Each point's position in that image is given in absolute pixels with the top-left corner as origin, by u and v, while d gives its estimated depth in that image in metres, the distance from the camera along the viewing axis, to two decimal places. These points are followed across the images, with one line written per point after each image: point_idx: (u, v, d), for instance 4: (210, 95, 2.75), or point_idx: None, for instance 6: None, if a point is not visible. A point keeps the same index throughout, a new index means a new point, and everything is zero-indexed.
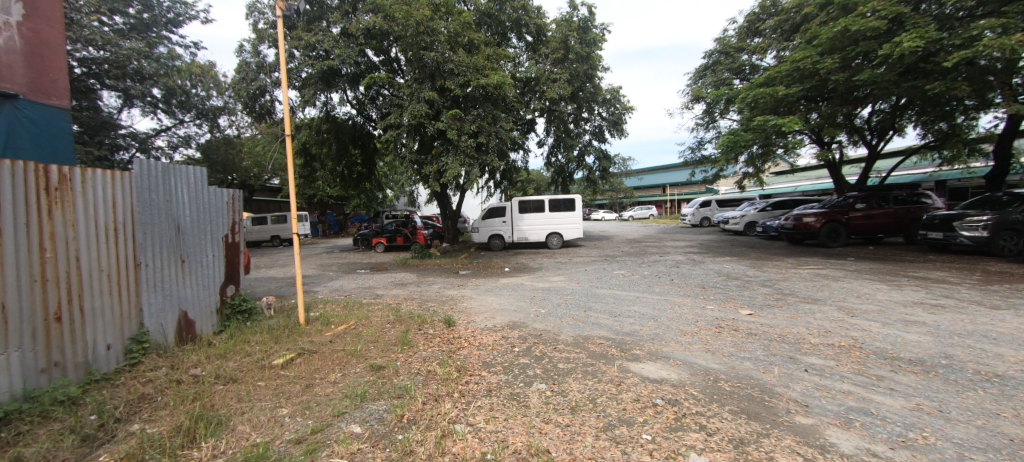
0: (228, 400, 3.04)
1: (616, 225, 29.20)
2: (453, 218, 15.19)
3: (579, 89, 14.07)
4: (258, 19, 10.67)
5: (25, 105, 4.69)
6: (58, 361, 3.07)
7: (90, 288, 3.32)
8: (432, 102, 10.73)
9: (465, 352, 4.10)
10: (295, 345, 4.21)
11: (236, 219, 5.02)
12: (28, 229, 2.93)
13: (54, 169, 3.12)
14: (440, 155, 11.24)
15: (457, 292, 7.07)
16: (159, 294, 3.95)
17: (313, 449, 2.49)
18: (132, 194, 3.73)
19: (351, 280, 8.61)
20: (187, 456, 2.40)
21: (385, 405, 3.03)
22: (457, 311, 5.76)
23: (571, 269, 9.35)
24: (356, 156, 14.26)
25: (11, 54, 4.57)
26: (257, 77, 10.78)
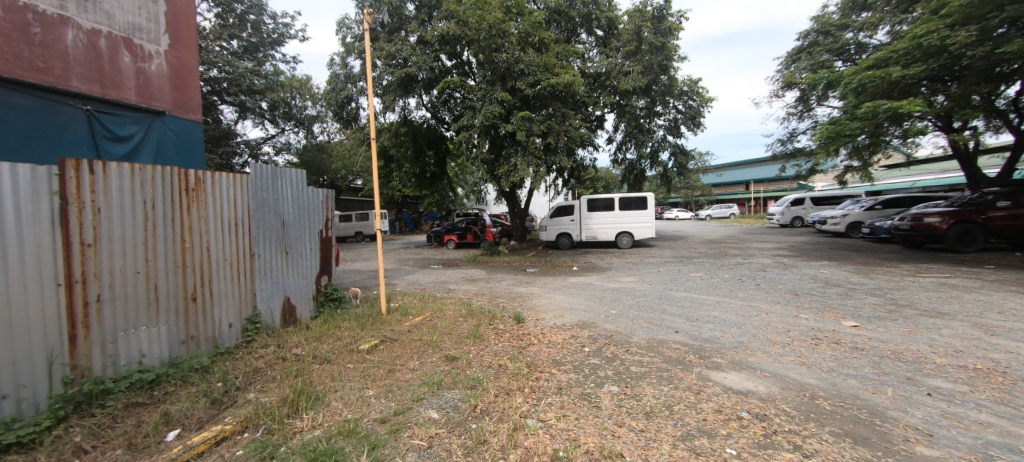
0: (324, 379, 3.37)
1: (691, 224, 27.55)
2: (521, 217, 15.33)
3: (653, 82, 13.46)
4: (346, 34, 11.66)
5: (169, 119, 5.62)
6: (194, 335, 3.65)
7: (217, 274, 3.89)
8: (503, 102, 10.94)
9: (535, 349, 4.12)
10: (378, 332, 4.55)
11: (330, 216, 5.55)
12: (173, 223, 3.51)
13: (192, 172, 3.69)
14: (510, 156, 11.43)
15: (526, 289, 7.14)
16: (269, 281, 4.50)
17: (397, 429, 2.67)
18: (249, 193, 4.28)
19: (426, 274, 9.10)
20: (292, 425, 2.72)
21: (460, 394, 3.16)
22: (526, 308, 5.82)
23: (643, 269, 8.98)
24: (431, 157, 14.98)
25: (160, 78, 5.49)
26: (345, 87, 11.75)
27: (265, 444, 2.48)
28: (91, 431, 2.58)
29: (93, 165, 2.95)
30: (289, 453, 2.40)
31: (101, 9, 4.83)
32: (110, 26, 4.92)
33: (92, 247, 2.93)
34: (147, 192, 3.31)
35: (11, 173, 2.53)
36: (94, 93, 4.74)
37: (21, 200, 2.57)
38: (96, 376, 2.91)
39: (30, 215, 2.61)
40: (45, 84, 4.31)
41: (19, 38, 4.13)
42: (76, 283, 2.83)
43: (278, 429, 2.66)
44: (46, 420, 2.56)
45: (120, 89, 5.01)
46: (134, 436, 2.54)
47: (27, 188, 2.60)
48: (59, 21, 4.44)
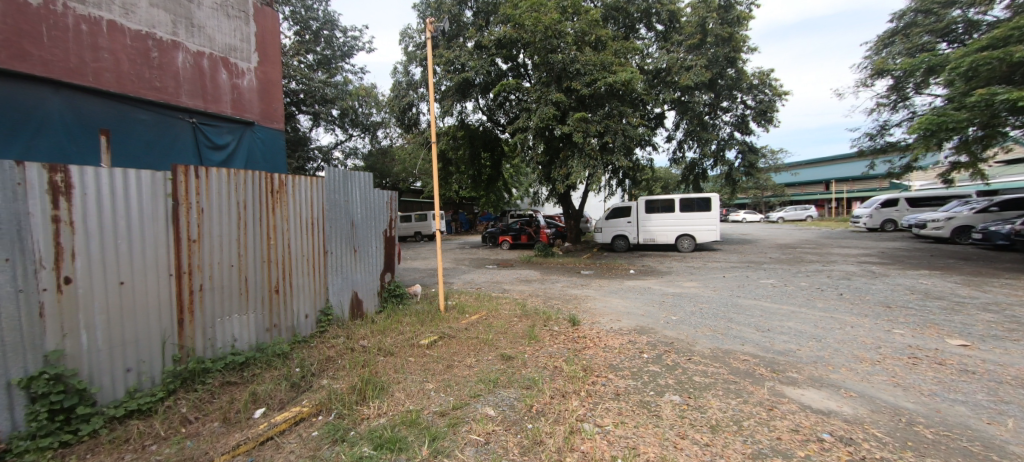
0: (388, 370, 3.56)
1: (760, 227, 25.60)
2: (576, 218, 15.15)
3: (717, 76, 12.72)
4: (409, 44, 12.26)
5: (257, 129, 6.27)
6: (277, 324, 4.03)
7: (296, 269, 4.26)
8: (559, 103, 10.90)
9: (591, 353, 4.05)
10: (437, 328, 4.73)
11: (393, 216, 5.86)
12: (260, 222, 3.89)
13: (277, 176, 4.07)
14: (566, 158, 11.35)
15: (581, 292, 7.04)
16: (339, 277, 4.84)
17: (455, 423, 2.76)
18: (324, 195, 4.64)
19: (481, 274, 9.30)
20: (360, 411, 2.90)
21: (515, 393, 3.19)
22: (582, 311, 5.74)
23: (706, 274, 8.49)
24: (486, 160, 15.28)
25: (251, 92, 6.13)
26: (407, 94, 12.34)
27: (337, 428, 2.68)
28: (195, 404, 2.95)
29: (198, 171, 3.34)
30: (357, 438, 2.57)
31: (204, 33, 5.46)
32: (211, 48, 5.56)
33: (196, 242, 3.33)
34: (240, 195, 3.70)
35: (135, 178, 2.94)
36: (199, 107, 5.40)
37: (142, 201, 2.99)
38: (198, 356, 3.32)
39: (148, 214, 3.02)
40: (162, 101, 4.98)
41: (142, 62, 4.79)
42: (184, 274, 3.24)
43: (349, 414, 2.85)
44: (160, 392, 2.96)
45: (218, 103, 5.65)
46: (228, 411, 2.86)
47: (147, 191, 3.01)
48: (171, 46, 5.09)
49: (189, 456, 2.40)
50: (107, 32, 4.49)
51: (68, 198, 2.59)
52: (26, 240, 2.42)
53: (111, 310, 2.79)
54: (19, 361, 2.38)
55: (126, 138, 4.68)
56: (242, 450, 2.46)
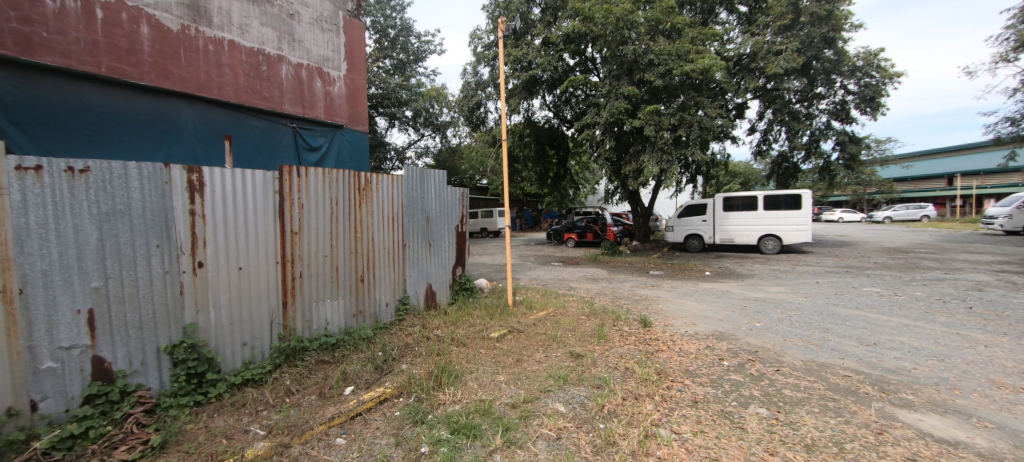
0: (461, 360, 3.72)
1: (861, 227, 22.61)
2: (645, 216, 14.55)
3: (812, 59, 11.48)
4: (478, 45, 12.58)
5: (345, 132, 6.84)
6: (362, 310, 4.38)
7: (378, 260, 4.59)
8: (630, 97, 10.52)
9: (665, 356, 3.88)
10: (506, 322, 4.83)
11: (465, 213, 6.06)
12: (349, 217, 4.24)
13: (363, 175, 4.40)
14: (637, 153, 10.96)
15: (651, 292, 6.77)
16: (415, 269, 5.14)
17: (527, 416, 2.80)
18: (403, 192, 4.92)
19: (547, 270, 9.32)
20: (437, 396, 3.06)
21: (585, 391, 3.16)
22: (653, 312, 5.51)
23: (795, 279, 7.70)
24: (553, 157, 15.23)
25: (341, 98, 6.69)
26: (475, 94, 12.67)
27: (417, 410, 2.85)
28: (297, 377, 3.32)
29: (300, 170, 3.72)
30: (435, 421, 2.72)
31: (303, 47, 6.06)
32: (309, 59, 6.16)
33: (298, 234, 3.72)
34: (333, 192, 4.07)
35: (251, 177, 3.36)
36: (298, 114, 6.02)
37: (256, 198, 3.41)
38: (299, 335, 3.72)
39: (260, 208, 3.44)
40: (269, 110, 5.64)
41: (254, 75, 5.46)
42: (288, 262, 3.64)
43: (427, 398, 3.02)
44: (269, 365, 3.38)
45: (313, 109, 6.25)
46: (323, 387, 3.18)
47: (259, 188, 3.43)
48: (276, 59, 5.73)
49: (294, 423, 2.70)
50: (228, 51, 5.17)
51: (201, 195, 3.04)
52: (171, 229, 2.88)
53: (232, 291, 3.23)
54: (165, 331, 2.85)
55: (242, 142, 5.38)
56: (336, 422, 2.73)
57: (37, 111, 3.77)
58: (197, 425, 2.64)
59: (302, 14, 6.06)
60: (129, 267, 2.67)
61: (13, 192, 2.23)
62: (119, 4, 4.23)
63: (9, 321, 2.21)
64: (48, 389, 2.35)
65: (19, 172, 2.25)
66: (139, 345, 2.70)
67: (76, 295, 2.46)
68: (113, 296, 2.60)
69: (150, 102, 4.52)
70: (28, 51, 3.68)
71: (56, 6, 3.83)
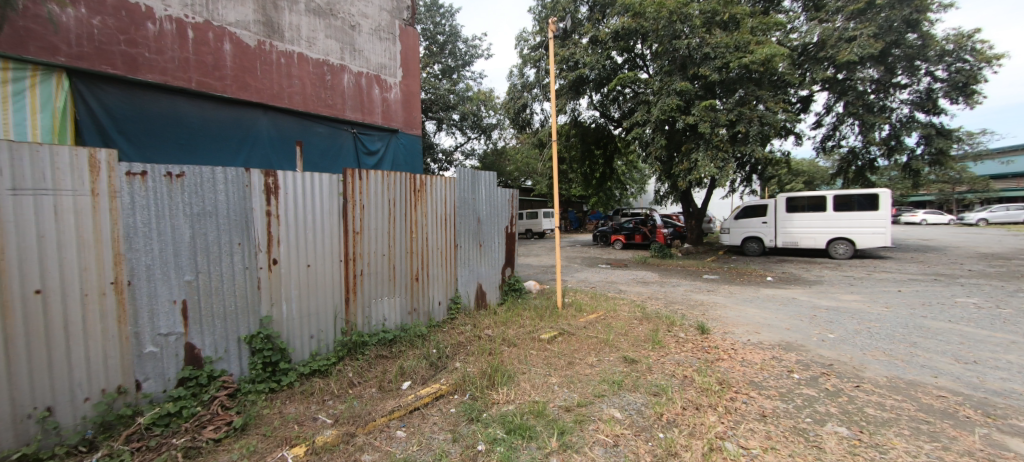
0: (513, 360, 3.74)
1: (949, 230, 20.19)
2: (697, 217, 13.91)
3: (891, 45, 10.46)
4: (524, 47, 12.64)
5: (400, 136, 7.13)
6: (416, 308, 4.53)
7: (432, 260, 4.73)
8: (683, 93, 10.12)
9: (726, 365, 3.68)
10: (557, 324, 4.81)
11: (514, 214, 6.09)
12: (405, 217, 4.40)
13: (418, 177, 4.54)
14: (689, 151, 10.51)
15: (707, 298, 6.45)
16: (466, 269, 5.24)
17: (582, 420, 2.76)
18: (455, 193, 5.03)
19: (594, 273, 9.16)
20: (491, 396, 3.09)
21: (642, 398, 3.07)
22: (711, 318, 5.25)
23: (872, 287, 7.03)
24: (599, 157, 14.99)
25: (396, 103, 6.96)
26: (522, 95, 12.72)
27: (472, 408, 2.89)
28: (358, 370, 3.49)
29: (361, 172, 3.91)
30: (490, 420, 2.75)
31: (363, 56, 6.38)
32: (368, 68, 6.48)
33: (359, 234, 3.91)
34: (391, 194, 4.24)
35: (319, 181, 3.58)
36: (358, 119, 6.34)
37: (323, 199, 3.62)
38: (359, 330, 3.90)
39: (327, 209, 3.64)
40: (332, 117, 5.98)
41: (320, 84, 5.82)
42: (350, 260, 3.84)
43: (482, 397, 3.07)
44: (333, 357, 3.58)
45: (372, 115, 6.56)
46: (383, 381, 3.32)
47: (326, 191, 3.64)
48: (339, 69, 6.07)
49: (357, 413, 2.83)
50: (297, 63, 5.56)
51: (276, 197, 3.28)
52: (250, 229, 3.12)
53: (302, 287, 3.45)
54: (245, 322, 3.10)
55: (307, 148, 5.76)
56: (396, 415, 2.83)
57: (139, 124, 4.24)
58: (272, 410, 2.85)
59: (362, 25, 6.39)
60: (216, 263, 2.93)
61: (123, 195, 2.52)
62: (207, 25, 4.68)
63: (119, 309, 2.50)
64: (150, 370, 2.63)
65: (129, 177, 2.54)
66: (223, 334, 2.96)
67: (172, 287, 2.72)
68: (202, 288, 2.86)
69: (231, 112, 4.95)
70: (133, 70, 4.16)
71: (155, 29, 4.30)
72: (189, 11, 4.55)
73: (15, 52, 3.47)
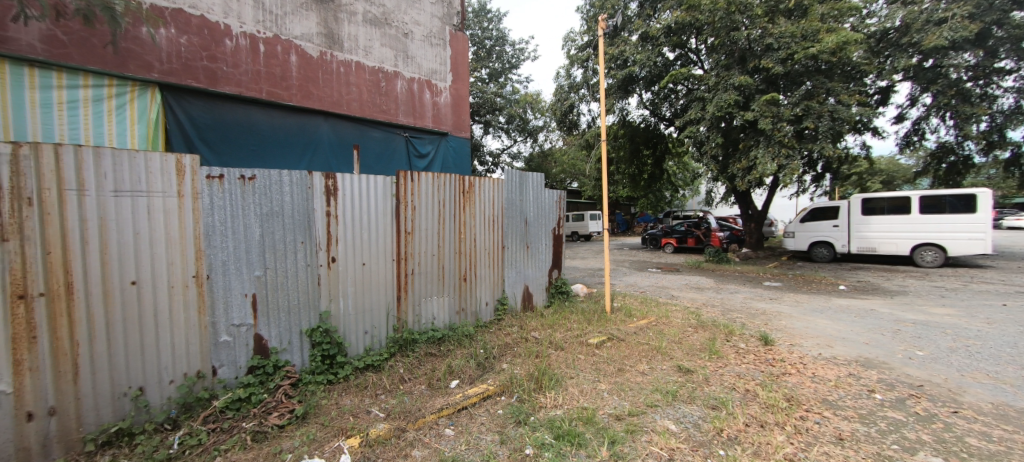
0: (561, 364, 3.68)
1: None
2: (757, 220, 13.01)
3: (992, 26, 9.26)
4: (571, 47, 12.52)
5: (450, 139, 7.30)
6: (464, 308, 4.60)
7: (480, 261, 4.78)
8: (742, 88, 9.54)
9: (794, 381, 3.39)
10: (605, 329, 4.68)
11: (562, 215, 6.03)
12: (455, 218, 4.47)
13: (467, 179, 4.60)
14: (748, 149, 9.87)
15: (770, 306, 5.99)
16: (513, 270, 5.24)
17: (634, 430, 2.64)
18: (503, 195, 5.04)
19: (644, 277, 8.85)
20: (538, 399, 3.05)
21: (699, 411, 2.89)
22: (775, 329, 4.87)
23: (970, 299, 6.19)
24: (648, 157, 14.51)
25: (446, 107, 7.13)
26: (569, 96, 12.60)
27: (520, 411, 2.87)
28: (409, 367, 3.59)
29: (413, 174, 4.03)
30: (538, 424, 2.70)
31: (415, 62, 6.61)
32: (420, 73, 6.70)
33: (410, 234, 4.03)
34: (441, 195, 4.33)
35: (375, 182, 3.72)
36: (410, 124, 6.56)
37: (378, 200, 3.75)
38: (410, 327, 4.02)
39: (381, 210, 3.78)
40: (386, 121, 6.24)
41: (375, 91, 6.09)
42: (402, 260, 3.97)
43: (530, 399, 3.04)
44: (385, 353, 3.71)
45: (423, 119, 6.77)
46: (432, 378, 3.38)
47: (381, 192, 3.77)
48: (393, 75, 6.32)
49: (408, 409, 2.90)
50: (354, 71, 5.86)
51: (335, 198, 3.45)
52: (312, 228, 3.31)
53: (357, 284, 3.61)
54: (307, 316, 3.29)
55: (364, 152, 6.05)
56: (445, 413, 2.87)
57: (217, 132, 4.65)
58: (330, 401, 2.99)
59: (415, 32, 6.62)
60: (281, 260, 3.13)
61: (204, 196, 2.76)
62: (275, 39, 5.05)
63: (199, 300, 2.74)
64: (224, 358, 2.85)
65: (209, 180, 2.77)
66: (287, 327, 3.16)
67: (244, 282, 2.95)
68: (269, 283, 3.07)
69: (296, 120, 5.31)
70: (213, 83, 4.57)
71: (232, 45, 4.70)
72: (261, 27, 4.94)
73: (118, 70, 3.92)
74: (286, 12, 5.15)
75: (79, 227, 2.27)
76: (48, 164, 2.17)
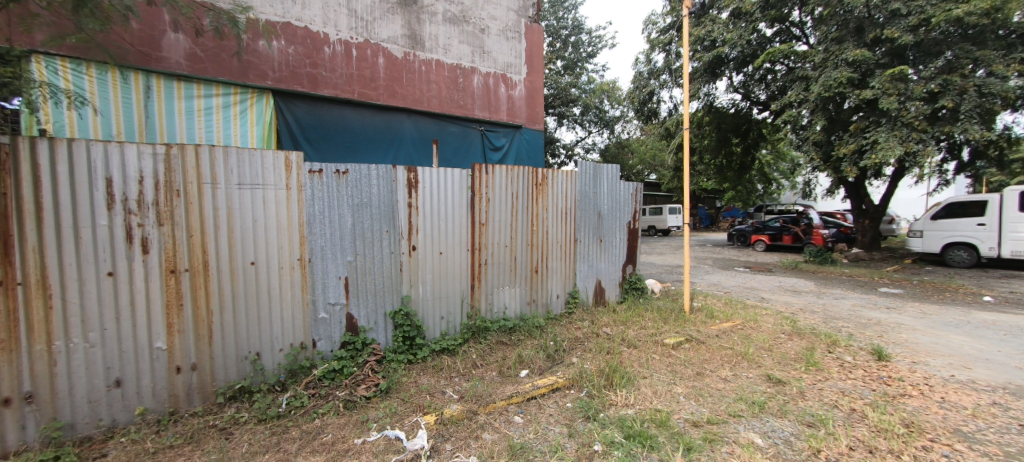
0: (633, 363, 3.55)
1: None
2: (873, 216, 11.24)
3: None
4: (652, 31, 11.83)
5: (524, 132, 7.35)
6: (535, 299, 4.64)
7: (552, 253, 4.78)
8: (857, 63, 8.27)
9: (916, 404, 2.89)
10: (683, 329, 4.41)
11: (638, 209, 5.77)
12: (528, 211, 4.51)
13: (540, 171, 4.60)
14: (863, 131, 8.43)
15: (887, 317, 5.17)
16: (586, 264, 5.16)
17: (713, 440, 2.46)
18: (575, 188, 4.96)
19: (729, 277, 8.15)
20: (609, 396, 2.98)
21: (791, 427, 2.60)
22: (891, 343, 4.20)
23: None
24: (737, 145, 13.25)
25: (521, 100, 7.17)
26: (648, 83, 11.96)
27: (589, 406, 2.83)
28: (481, 353, 3.74)
29: (488, 168, 4.12)
30: (608, 422, 2.65)
31: (491, 57, 6.74)
32: (496, 68, 6.82)
33: (484, 225, 4.15)
34: (514, 187, 4.38)
35: (452, 176, 3.88)
36: (486, 118, 6.71)
37: (454, 193, 3.92)
38: (483, 316, 4.17)
39: (458, 202, 3.94)
40: (463, 116, 6.47)
41: (453, 87, 6.34)
42: (476, 250, 4.11)
43: (599, 396, 2.98)
44: (460, 338, 3.88)
45: (498, 112, 6.89)
46: (503, 366, 3.48)
47: (457, 184, 3.93)
48: (470, 71, 6.51)
49: (480, 393, 3.02)
50: (435, 69, 6.14)
51: (416, 191, 3.67)
52: (396, 218, 3.56)
53: (435, 272, 3.82)
54: (390, 299, 3.56)
55: (442, 146, 6.35)
56: (515, 401, 2.94)
57: (318, 131, 5.20)
58: (409, 379, 3.22)
59: (492, 27, 6.74)
60: (369, 247, 3.41)
61: (307, 188, 3.10)
62: (366, 43, 5.48)
63: (303, 280, 3.11)
64: (322, 333, 3.22)
65: (311, 174, 3.11)
66: (374, 308, 3.46)
67: (338, 266, 3.27)
68: (359, 268, 3.37)
69: (383, 118, 5.73)
70: (314, 86, 5.10)
71: (330, 52, 5.18)
72: (354, 33, 5.38)
73: (241, 80, 4.55)
74: (375, 17, 5.56)
75: (213, 215, 2.69)
76: (190, 162, 2.60)
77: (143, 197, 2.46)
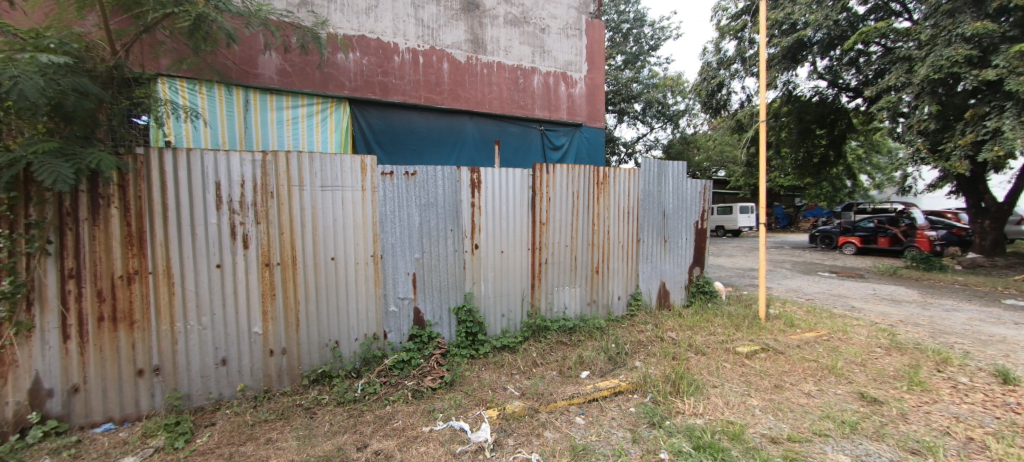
0: (701, 370, 3.38)
1: None
2: (996, 216, 9.63)
3: None
4: (722, 18, 11.10)
5: (584, 130, 7.24)
6: (595, 300, 4.57)
7: (613, 254, 4.68)
8: (976, 38, 7.15)
9: None
10: (758, 337, 4.10)
11: (706, 208, 5.47)
12: (588, 210, 4.46)
13: (602, 170, 4.52)
14: (981, 118, 7.28)
15: (1016, 334, 4.41)
16: (649, 265, 4.98)
17: (795, 458, 2.27)
18: (638, 186, 4.81)
19: (811, 283, 7.41)
20: (675, 404, 2.87)
21: (891, 452, 2.32)
22: (1020, 364, 3.59)
23: None
24: (822, 137, 12.01)
25: (581, 98, 7.07)
26: (718, 73, 11.23)
27: (654, 412, 2.74)
28: (541, 352, 3.77)
29: (549, 167, 4.12)
30: (674, 430, 2.54)
31: (551, 56, 6.74)
32: (556, 66, 6.80)
33: (545, 224, 4.17)
34: (575, 187, 4.35)
35: (514, 176, 3.94)
36: (545, 117, 6.72)
37: (515, 192, 3.97)
38: (543, 314, 4.19)
39: (518, 201, 4.00)
40: (523, 116, 6.53)
41: (513, 88, 6.42)
42: (537, 249, 4.14)
43: (664, 402, 2.88)
44: (520, 336, 3.94)
45: (558, 111, 6.86)
46: (563, 366, 3.48)
47: (518, 184, 3.98)
48: (530, 71, 6.55)
49: (540, 392, 3.05)
50: (496, 71, 6.27)
51: (478, 191, 3.77)
52: (460, 218, 3.69)
53: (497, 270, 3.91)
54: (454, 295, 3.70)
55: (503, 146, 6.45)
56: (575, 401, 2.93)
57: (388, 135, 5.52)
58: (472, 374, 3.33)
59: (552, 26, 6.73)
60: (436, 244, 3.58)
61: (380, 189, 3.31)
62: (432, 50, 5.73)
63: (376, 275, 3.33)
64: (392, 325, 3.43)
65: (385, 176, 3.33)
66: (440, 303, 3.62)
67: (407, 262, 3.47)
68: (426, 265, 3.54)
69: (447, 120, 5.95)
70: (385, 93, 5.43)
71: (399, 60, 5.49)
72: (421, 41, 5.66)
73: (322, 90, 4.98)
74: (440, 24, 5.79)
75: (300, 214, 2.98)
76: (282, 166, 2.89)
77: (244, 199, 2.78)
